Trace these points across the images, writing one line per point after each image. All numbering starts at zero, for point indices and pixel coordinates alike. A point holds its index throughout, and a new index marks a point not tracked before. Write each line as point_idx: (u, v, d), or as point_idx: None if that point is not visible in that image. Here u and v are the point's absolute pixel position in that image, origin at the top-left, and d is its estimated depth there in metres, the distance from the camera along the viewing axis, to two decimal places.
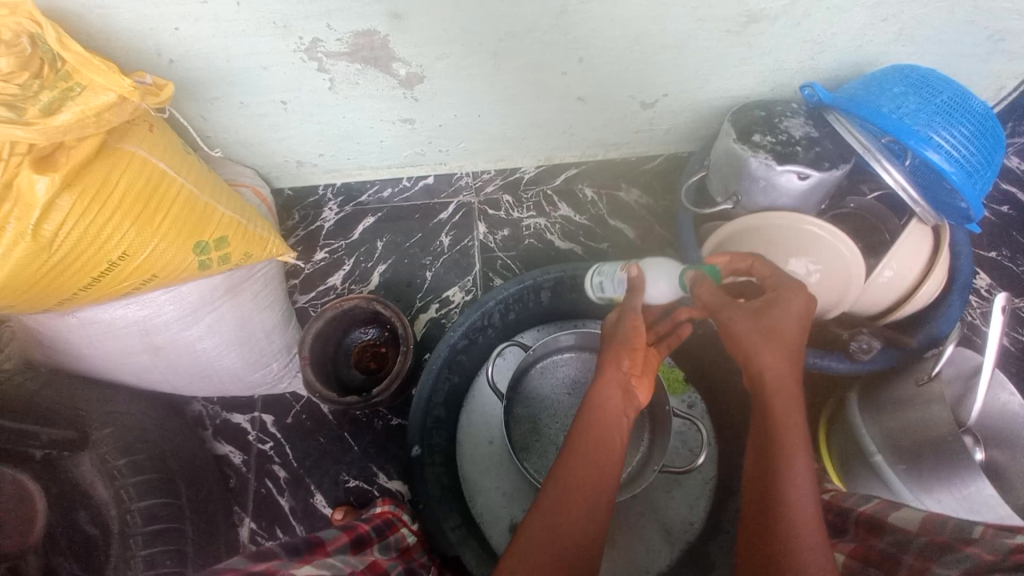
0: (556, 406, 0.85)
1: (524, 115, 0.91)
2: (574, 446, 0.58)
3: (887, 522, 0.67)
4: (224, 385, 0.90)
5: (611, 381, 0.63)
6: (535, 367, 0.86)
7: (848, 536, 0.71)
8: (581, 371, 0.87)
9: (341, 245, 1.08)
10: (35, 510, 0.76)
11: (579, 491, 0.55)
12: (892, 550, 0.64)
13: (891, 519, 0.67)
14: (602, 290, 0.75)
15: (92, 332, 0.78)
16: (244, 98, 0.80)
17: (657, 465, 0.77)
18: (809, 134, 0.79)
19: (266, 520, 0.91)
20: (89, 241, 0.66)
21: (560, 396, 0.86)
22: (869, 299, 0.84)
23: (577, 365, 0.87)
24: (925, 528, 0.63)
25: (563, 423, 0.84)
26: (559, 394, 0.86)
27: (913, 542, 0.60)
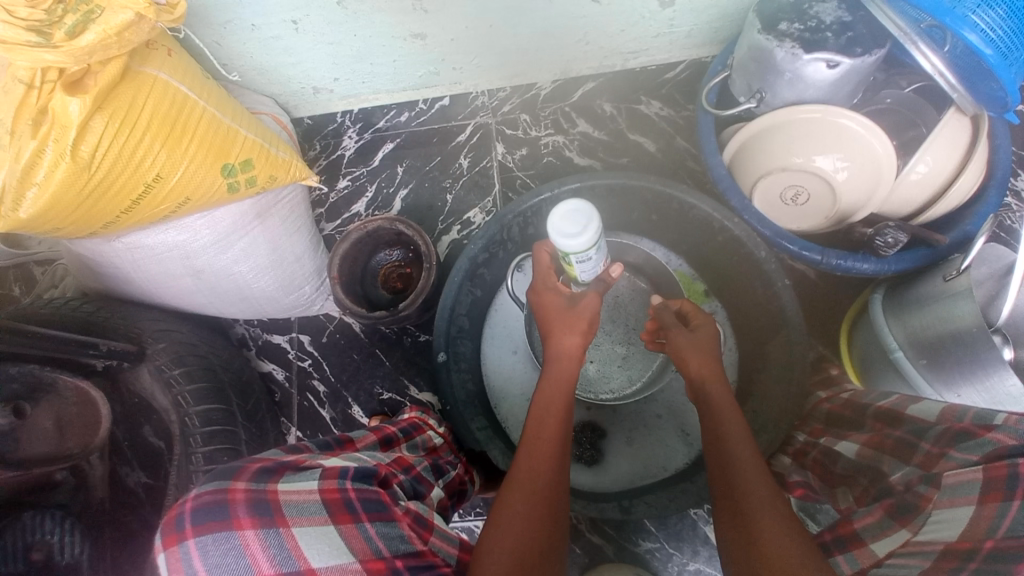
0: None
1: (537, 22, 0.88)
2: (536, 415, 0.63)
3: (905, 413, 0.64)
4: (263, 307, 0.96)
5: (568, 348, 0.67)
6: None
7: (864, 428, 0.68)
8: None
9: (362, 172, 1.09)
10: (98, 417, 0.81)
11: (544, 449, 0.60)
12: (909, 436, 0.60)
13: (910, 409, 0.64)
14: (581, 261, 0.60)
15: (138, 256, 0.84)
16: (254, 20, 0.80)
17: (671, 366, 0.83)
18: (840, 18, 0.74)
19: (310, 430, 1.00)
20: (124, 163, 0.70)
21: None
22: (902, 198, 0.82)
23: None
24: (941, 415, 0.59)
25: None
26: None
27: (929, 427, 0.59)
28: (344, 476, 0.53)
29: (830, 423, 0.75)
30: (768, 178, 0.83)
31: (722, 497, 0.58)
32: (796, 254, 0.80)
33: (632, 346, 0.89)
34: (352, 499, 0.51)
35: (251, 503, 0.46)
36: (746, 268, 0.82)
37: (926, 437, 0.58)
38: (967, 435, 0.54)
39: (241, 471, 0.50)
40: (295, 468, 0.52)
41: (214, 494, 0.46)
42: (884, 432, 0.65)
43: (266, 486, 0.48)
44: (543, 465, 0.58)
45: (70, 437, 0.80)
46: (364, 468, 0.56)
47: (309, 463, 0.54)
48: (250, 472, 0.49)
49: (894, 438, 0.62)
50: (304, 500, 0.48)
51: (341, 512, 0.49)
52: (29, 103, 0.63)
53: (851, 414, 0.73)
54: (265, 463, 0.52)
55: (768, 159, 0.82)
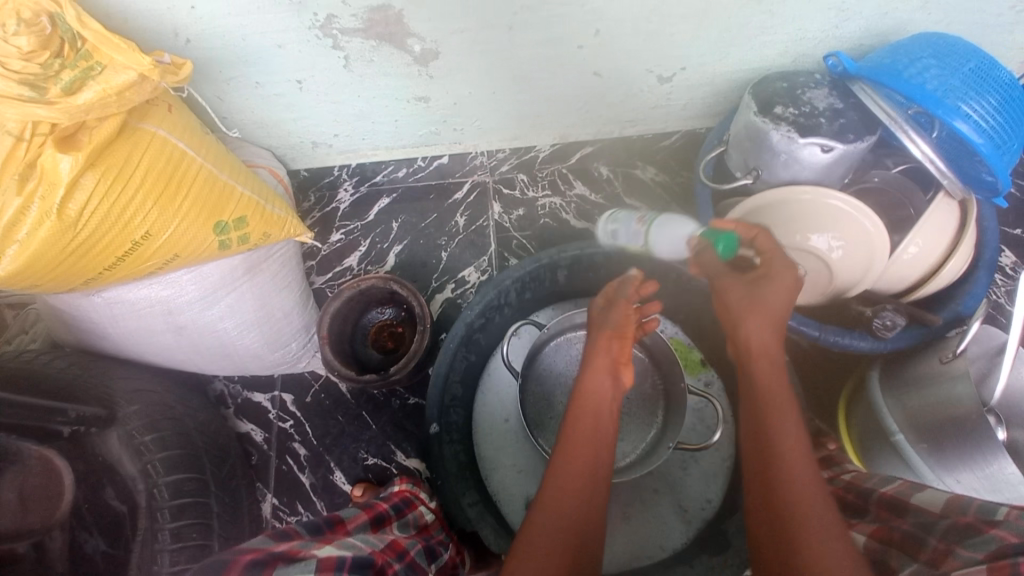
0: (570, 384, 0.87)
1: (539, 92, 0.90)
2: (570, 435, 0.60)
3: (911, 503, 0.63)
4: (245, 365, 0.93)
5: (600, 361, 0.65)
6: (549, 345, 0.88)
7: (868, 515, 0.67)
8: None
9: (356, 226, 1.08)
10: (61, 487, 0.76)
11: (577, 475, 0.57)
12: (917, 530, 0.59)
13: (916, 499, 0.63)
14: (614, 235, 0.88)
15: (118, 312, 0.80)
16: (259, 78, 0.81)
17: (670, 443, 0.79)
18: (833, 104, 0.77)
19: (287, 497, 0.94)
20: (113, 221, 0.67)
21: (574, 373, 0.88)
22: (895, 275, 0.83)
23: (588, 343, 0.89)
24: (946, 508, 0.59)
25: None
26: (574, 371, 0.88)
27: (934, 522, 0.58)
28: (340, 567, 0.49)
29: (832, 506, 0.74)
30: None
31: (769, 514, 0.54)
32: (795, 329, 0.80)
33: (626, 416, 0.88)
34: None
35: None
36: None
37: (933, 532, 0.57)
38: (976, 533, 0.53)
39: (231, 565, 0.45)
40: (287, 558, 0.48)
41: None
42: (890, 524, 0.63)
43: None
44: (575, 496, 0.56)
45: (34, 511, 0.75)
46: (359, 557, 0.52)
47: (303, 553, 0.50)
48: (241, 565, 0.45)
49: (902, 531, 0.61)
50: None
51: None
52: (18, 157, 0.61)
53: (853, 497, 0.71)
54: (255, 554, 0.47)
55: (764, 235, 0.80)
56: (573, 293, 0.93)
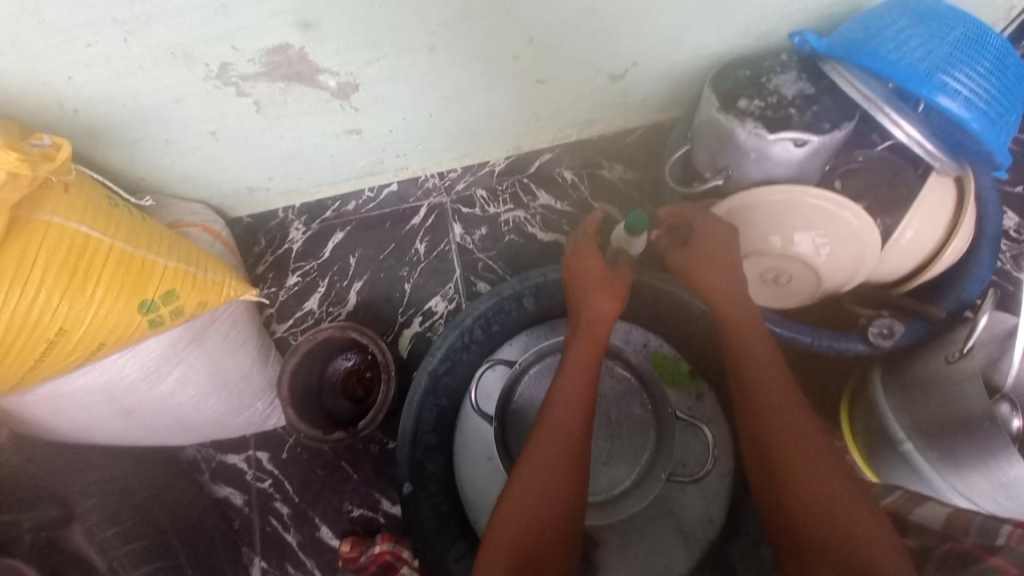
0: None
1: (481, 107, 0.82)
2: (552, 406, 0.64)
3: (910, 519, 0.63)
4: (210, 432, 0.89)
5: (591, 331, 0.68)
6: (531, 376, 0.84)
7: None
8: None
9: (313, 266, 1.02)
10: None
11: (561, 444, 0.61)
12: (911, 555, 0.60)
13: (914, 516, 0.63)
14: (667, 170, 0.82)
15: (59, 407, 0.75)
16: (168, 134, 0.74)
17: (664, 472, 0.76)
18: (802, 91, 0.68)
19: (276, 559, 0.92)
20: (22, 323, 0.62)
21: None
22: (886, 267, 0.76)
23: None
24: (948, 525, 0.60)
25: None
26: None
27: (933, 546, 0.59)
28: None
29: None
30: (740, 263, 0.75)
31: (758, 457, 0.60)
32: (786, 338, 0.75)
33: (616, 440, 0.84)
34: None
35: None
36: None
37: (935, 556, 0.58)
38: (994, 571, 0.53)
39: None
40: None
41: None
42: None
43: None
44: (557, 461, 0.60)
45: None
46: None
47: None
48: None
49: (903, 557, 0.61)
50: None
51: None
52: None
53: None
54: None
55: (741, 240, 0.74)
56: (545, 318, 0.88)
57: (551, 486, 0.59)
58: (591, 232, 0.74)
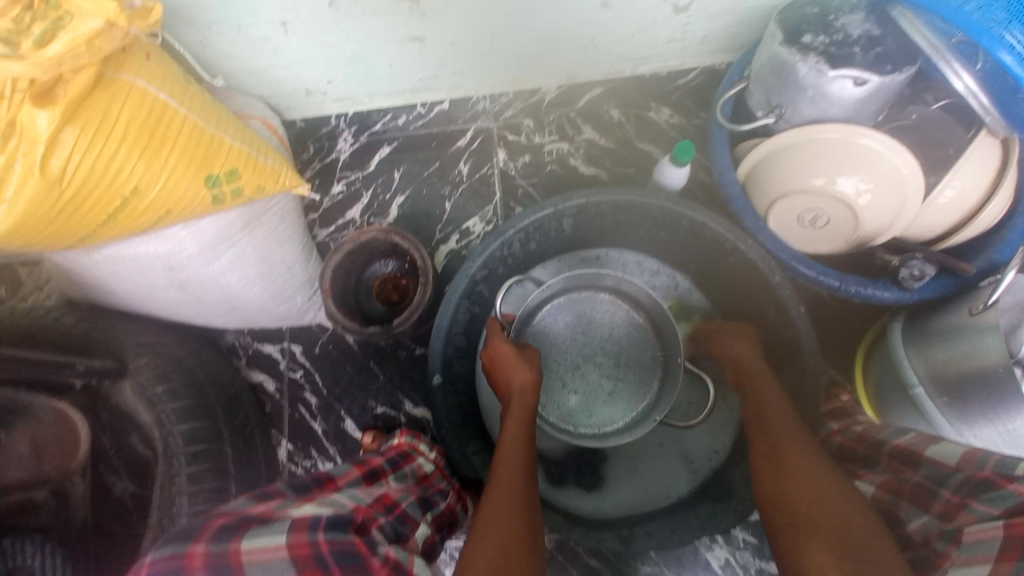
0: (562, 344, 0.88)
1: (543, 27, 0.82)
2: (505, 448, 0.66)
3: (924, 455, 0.62)
4: (252, 317, 0.93)
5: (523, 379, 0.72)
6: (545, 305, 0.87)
7: (879, 466, 0.67)
8: (596, 312, 0.89)
9: (358, 176, 1.05)
10: (77, 439, 0.81)
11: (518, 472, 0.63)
12: (929, 482, 0.59)
13: (928, 451, 0.62)
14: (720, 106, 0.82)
15: (119, 268, 0.79)
16: (240, 21, 0.74)
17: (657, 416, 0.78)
18: (869, 33, 0.70)
19: (301, 443, 0.98)
20: (100, 176, 0.65)
21: (568, 335, 0.88)
22: (926, 222, 0.78)
23: (592, 304, 0.89)
24: (961, 461, 0.58)
25: (569, 363, 0.87)
26: (568, 333, 0.88)
27: (946, 476, 0.57)
28: (315, 526, 0.50)
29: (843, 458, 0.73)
30: (782, 202, 0.78)
31: (764, 447, 0.65)
32: (813, 280, 0.76)
33: (619, 381, 0.86)
34: (325, 553, 0.47)
35: (211, 569, 0.44)
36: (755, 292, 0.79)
37: (948, 486, 0.56)
38: (993, 488, 0.52)
39: (202, 533, 0.47)
40: (261, 520, 0.50)
41: (173, 561, 0.45)
42: (900, 475, 0.63)
43: (228, 546, 0.46)
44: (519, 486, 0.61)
45: (49, 461, 0.79)
46: (339, 516, 0.53)
47: (278, 514, 0.51)
48: (210, 532, 0.47)
49: (915, 482, 0.60)
50: (269, 559, 0.46)
51: (312, 569, 0.46)
52: None
53: (864, 450, 0.70)
54: (226, 520, 0.50)
55: (785, 179, 0.77)
56: (580, 245, 0.91)
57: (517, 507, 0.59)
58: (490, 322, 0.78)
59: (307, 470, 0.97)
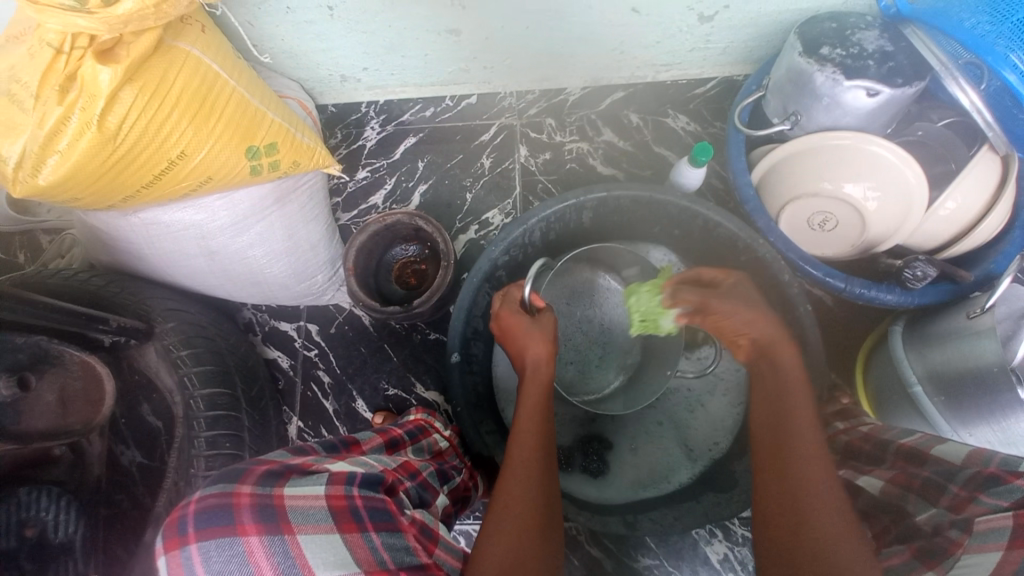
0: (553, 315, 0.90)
1: (575, 28, 0.86)
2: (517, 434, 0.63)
3: (929, 453, 0.65)
4: (273, 293, 0.95)
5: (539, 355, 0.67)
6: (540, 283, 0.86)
7: (884, 464, 0.70)
8: (586, 283, 0.90)
9: (382, 164, 1.09)
10: (101, 395, 0.80)
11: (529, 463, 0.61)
12: (938, 478, 0.62)
13: (935, 450, 0.65)
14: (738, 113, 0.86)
15: (152, 232, 0.81)
16: (290, 2, 0.78)
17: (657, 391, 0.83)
18: (882, 48, 0.74)
19: (312, 420, 0.99)
20: (151, 138, 0.67)
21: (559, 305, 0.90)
22: (929, 230, 0.81)
23: (584, 278, 0.90)
24: (968, 459, 0.61)
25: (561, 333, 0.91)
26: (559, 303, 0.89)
27: (956, 471, 0.60)
28: (351, 482, 0.54)
29: (847, 454, 0.77)
30: (794, 204, 0.82)
31: (768, 452, 0.62)
32: (819, 280, 0.79)
33: (607, 348, 0.91)
34: (359, 507, 0.52)
35: (256, 508, 0.47)
36: (765, 290, 0.82)
37: (957, 481, 0.59)
38: (999, 482, 0.56)
39: (247, 475, 0.50)
40: (300, 472, 0.54)
41: (220, 497, 0.47)
42: (909, 470, 0.66)
43: (272, 490, 0.49)
44: (531, 480, 0.60)
45: (74, 413, 0.79)
46: (369, 474, 0.57)
47: (315, 467, 0.55)
48: (256, 475, 0.50)
49: (922, 477, 0.64)
50: (308, 505, 0.49)
51: (348, 521, 0.50)
52: (58, 68, 0.62)
53: (869, 447, 0.74)
54: (271, 467, 0.53)
55: (796, 185, 0.81)
56: (596, 239, 0.94)
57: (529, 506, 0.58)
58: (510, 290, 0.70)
59: None
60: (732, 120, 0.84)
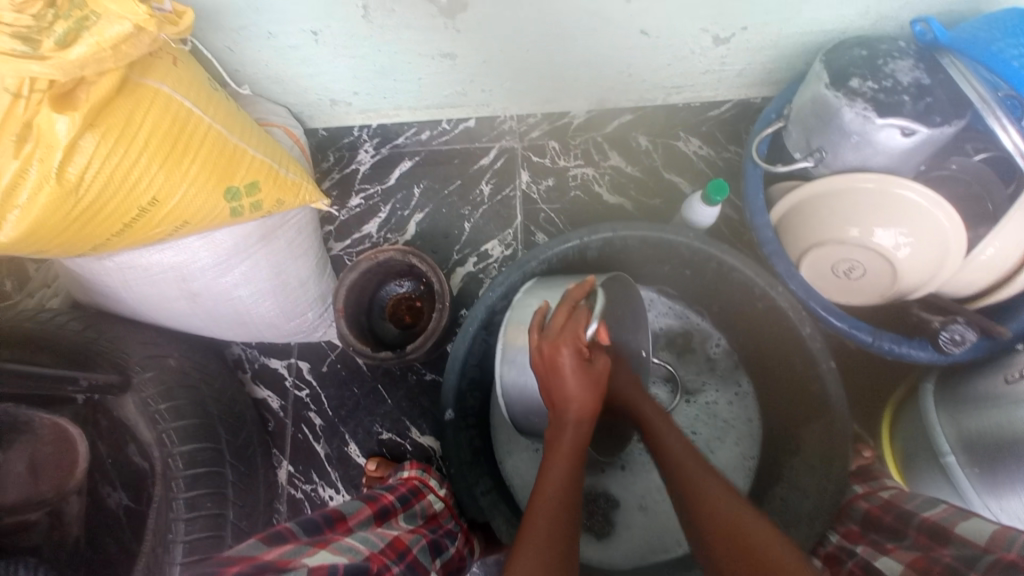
0: None
1: (578, 51, 0.80)
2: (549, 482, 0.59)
3: (954, 532, 0.58)
4: (261, 331, 0.91)
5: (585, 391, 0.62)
6: None
7: (906, 541, 0.61)
8: None
9: (376, 190, 1.03)
10: (75, 458, 0.79)
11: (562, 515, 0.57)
12: (956, 563, 0.54)
13: (959, 529, 0.58)
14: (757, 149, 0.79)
15: (130, 277, 0.77)
16: (271, 28, 0.72)
17: None
18: (918, 80, 0.67)
19: (303, 465, 0.95)
20: (117, 186, 0.63)
21: None
22: (964, 280, 0.73)
23: None
24: (991, 543, 0.55)
25: None
26: None
27: (977, 557, 0.53)
28: None
29: (866, 526, 0.68)
30: (816, 251, 0.77)
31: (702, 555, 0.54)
32: (846, 334, 0.72)
33: None
34: None
35: None
36: (781, 339, 0.76)
37: (979, 567, 0.52)
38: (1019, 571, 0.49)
39: None
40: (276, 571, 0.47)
41: None
42: (930, 553, 0.57)
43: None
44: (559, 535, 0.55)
45: (46, 481, 0.78)
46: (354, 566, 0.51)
47: (293, 564, 0.48)
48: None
49: (942, 564, 0.55)
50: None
51: None
52: (14, 115, 0.56)
53: (890, 520, 0.65)
54: (243, 567, 0.46)
55: (822, 229, 0.75)
56: None
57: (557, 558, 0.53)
58: (566, 308, 0.64)
59: (307, 494, 0.95)
60: (749, 154, 0.78)
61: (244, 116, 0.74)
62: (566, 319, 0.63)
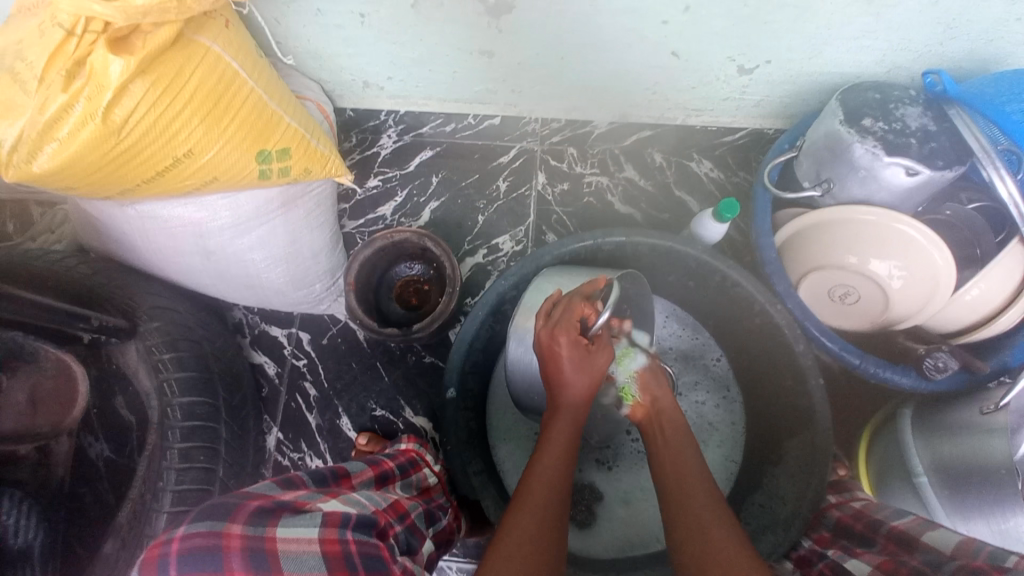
0: None
1: (610, 65, 0.84)
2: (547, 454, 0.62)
3: (920, 541, 0.61)
4: (268, 297, 0.92)
5: (584, 377, 0.64)
6: None
7: (875, 547, 0.63)
8: None
9: (395, 174, 1.06)
10: (75, 395, 0.80)
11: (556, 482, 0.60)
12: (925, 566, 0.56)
13: (927, 538, 0.61)
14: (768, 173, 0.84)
15: (149, 226, 0.77)
16: (321, 5, 0.75)
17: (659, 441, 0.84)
18: (924, 126, 0.72)
19: (292, 433, 0.96)
20: (157, 134, 0.64)
21: None
22: (946, 316, 0.78)
23: None
24: (957, 551, 0.57)
25: None
26: None
27: (943, 561, 0.55)
28: (346, 523, 0.48)
29: (839, 533, 0.70)
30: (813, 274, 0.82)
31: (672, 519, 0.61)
32: (835, 354, 0.76)
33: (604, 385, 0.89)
34: (352, 553, 0.46)
35: (246, 554, 0.43)
36: (774, 353, 0.79)
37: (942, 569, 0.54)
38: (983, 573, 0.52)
39: (237, 510, 0.45)
40: (293, 509, 0.48)
41: (208, 538, 0.43)
42: (897, 558, 0.60)
43: (263, 531, 0.44)
44: (548, 495, 0.59)
45: (43, 414, 0.79)
46: (364, 515, 0.52)
47: (310, 506, 0.49)
48: (246, 513, 0.45)
49: (908, 567, 0.57)
50: (303, 550, 0.45)
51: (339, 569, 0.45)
52: (66, 52, 0.57)
53: (861, 528, 0.68)
54: (262, 502, 0.47)
55: (823, 254, 0.80)
56: None
57: (545, 523, 0.57)
58: (572, 300, 0.66)
59: (294, 462, 0.95)
60: (762, 176, 0.82)
61: (276, 72, 0.76)
62: (569, 308, 0.65)
